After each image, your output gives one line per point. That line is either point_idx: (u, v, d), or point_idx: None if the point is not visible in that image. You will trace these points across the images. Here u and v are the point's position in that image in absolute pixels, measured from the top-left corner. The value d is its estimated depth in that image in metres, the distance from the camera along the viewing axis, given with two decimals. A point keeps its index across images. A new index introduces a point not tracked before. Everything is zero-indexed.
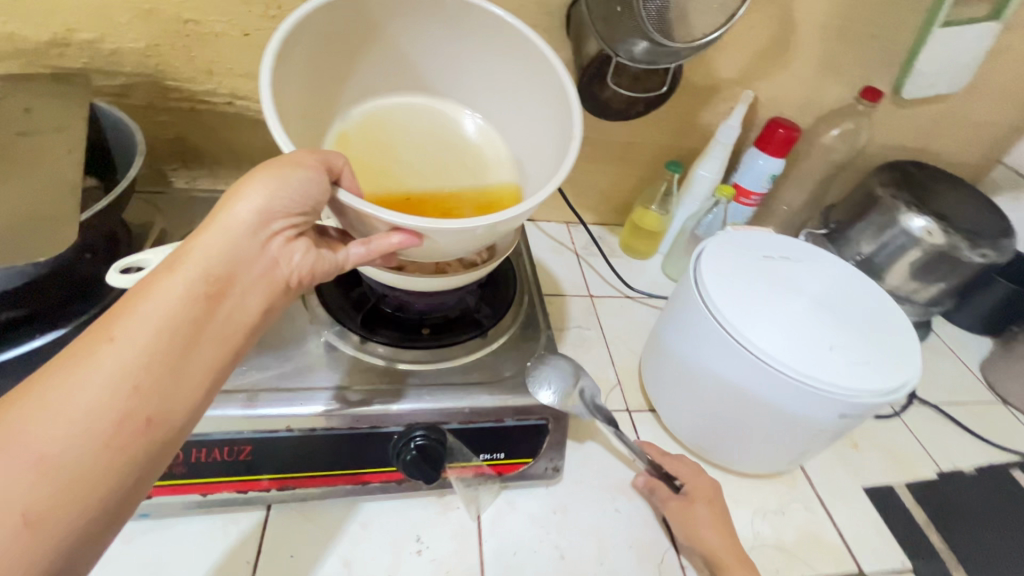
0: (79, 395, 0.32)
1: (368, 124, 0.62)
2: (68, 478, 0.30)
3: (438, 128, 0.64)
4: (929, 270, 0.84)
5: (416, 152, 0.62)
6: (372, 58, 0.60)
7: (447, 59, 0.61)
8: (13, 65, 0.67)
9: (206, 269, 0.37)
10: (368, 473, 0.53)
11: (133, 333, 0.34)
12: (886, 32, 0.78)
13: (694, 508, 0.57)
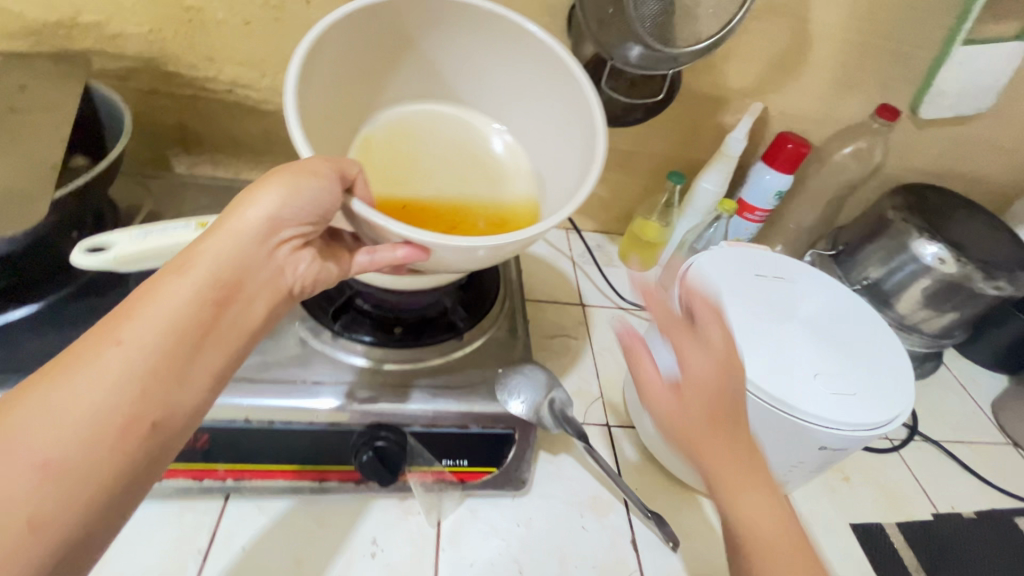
0: (83, 396, 0.31)
1: (392, 133, 0.61)
2: (76, 476, 0.30)
3: (463, 138, 0.63)
4: (941, 299, 0.79)
5: (440, 162, 0.61)
6: (399, 66, 0.59)
7: (472, 70, 0.61)
8: (21, 43, 0.69)
9: (215, 274, 0.37)
10: (325, 471, 0.52)
11: (138, 334, 0.34)
12: (904, 48, 0.75)
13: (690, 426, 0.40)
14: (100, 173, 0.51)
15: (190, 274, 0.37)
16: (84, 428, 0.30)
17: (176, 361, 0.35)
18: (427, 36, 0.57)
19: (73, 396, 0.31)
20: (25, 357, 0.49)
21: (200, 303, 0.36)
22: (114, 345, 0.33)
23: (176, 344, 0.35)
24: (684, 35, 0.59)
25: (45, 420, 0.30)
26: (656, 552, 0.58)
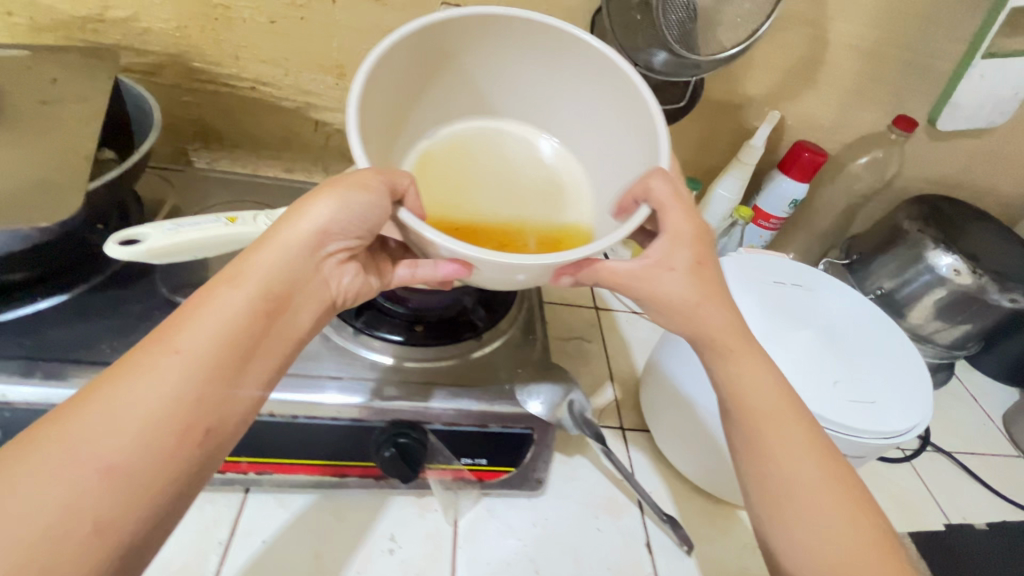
0: (142, 403, 0.32)
1: (448, 151, 0.55)
2: (136, 478, 0.30)
3: (522, 155, 0.57)
4: (955, 311, 0.79)
5: (497, 182, 0.55)
6: (452, 83, 0.53)
7: (532, 84, 0.53)
8: (50, 37, 0.70)
9: (266, 286, 0.38)
10: (346, 466, 0.53)
11: (195, 343, 0.34)
12: (923, 60, 0.75)
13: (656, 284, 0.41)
14: (129, 167, 0.52)
15: (244, 284, 0.37)
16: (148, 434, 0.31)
17: (229, 371, 0.35)
18: (481, 51, 0.51)
19: (135, 402, 0.31)
20: (53, 345, 0.49)
21: (256, 312, 0.37)
22: (174, 354, 0.34)
23: (232, 353, 0.36)
24: (709, 44, 0.59)
25: (109, 425, 0.30)
26: (671, 556, 0.58)
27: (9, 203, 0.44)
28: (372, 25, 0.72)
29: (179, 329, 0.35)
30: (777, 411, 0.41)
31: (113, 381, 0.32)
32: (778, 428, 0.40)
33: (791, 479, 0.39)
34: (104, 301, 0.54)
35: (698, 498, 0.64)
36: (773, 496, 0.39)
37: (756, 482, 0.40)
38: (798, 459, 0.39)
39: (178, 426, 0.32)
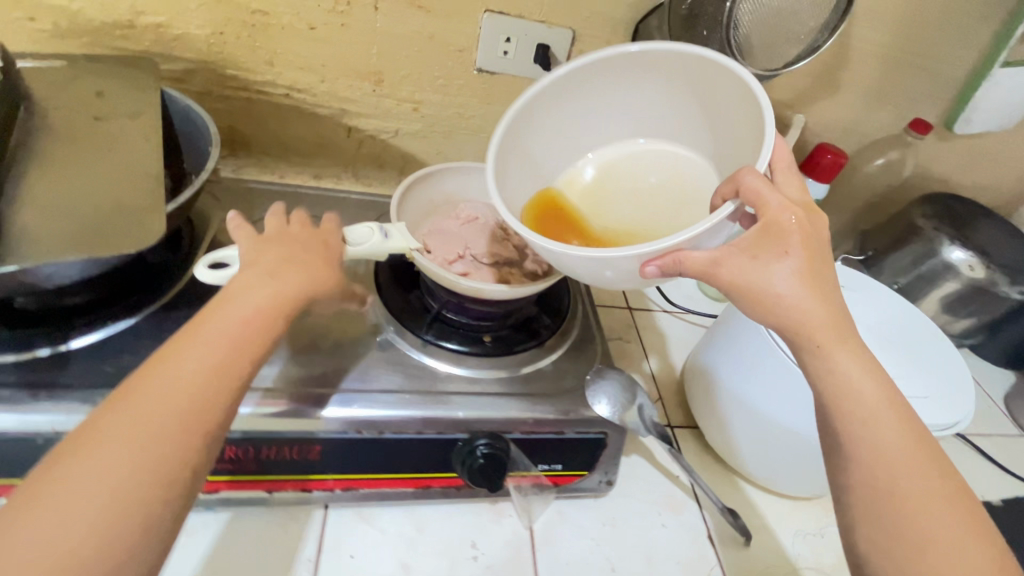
0: (156, 386, 0.36)
1: (583, 182, 0.54)
2: (165, 439, 0.34)
3: (659, 174, 0.52)
4: (964, 302, 0.85)
5: (636, 205, 0.52)
6: (581, 118, 0.53)
7: (660, 100, 0.52)
8: (76, 44, 0.67)
9: (284, 278, 0.43)
10: (430, 478, 0.54)
11: (221, 325, 0.39)
12: (937, 66, 0.79)
13: (745, 271, 0.42)
14: (199, 187, 0.51)
15: (269, 279, 0.43)
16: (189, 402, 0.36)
17: (253, 345, 0.40)
18: (602, 81, 0.51)
19: (174, 377, 0.37)
20: (133, 371, 0.48)
21: (277, 297, 0.42)
22: (205, 335, 0.39)
23: (257, 331, 0.40)
24: (768, 60, 0.61)
25: (158, 397, 0.36)
26: (733, 548, 0.61)
27: (92, 231, 0.43)
28: (415, 31, 0.71)
29: (209, 317, 0.40)
30: (881, 409, 0.40)
31: (154, 363, 0.37)
32: (881, 425, 0.40)
33: (892, 477, 0.38)
34: (173, 322, 0.53)
35: (747, 490, 0.67)
36: (870, 494, 0.38)
37: (855, 481, 0.39)
38: (902, 461, 0.39)
39: (215, 394, 0.37)
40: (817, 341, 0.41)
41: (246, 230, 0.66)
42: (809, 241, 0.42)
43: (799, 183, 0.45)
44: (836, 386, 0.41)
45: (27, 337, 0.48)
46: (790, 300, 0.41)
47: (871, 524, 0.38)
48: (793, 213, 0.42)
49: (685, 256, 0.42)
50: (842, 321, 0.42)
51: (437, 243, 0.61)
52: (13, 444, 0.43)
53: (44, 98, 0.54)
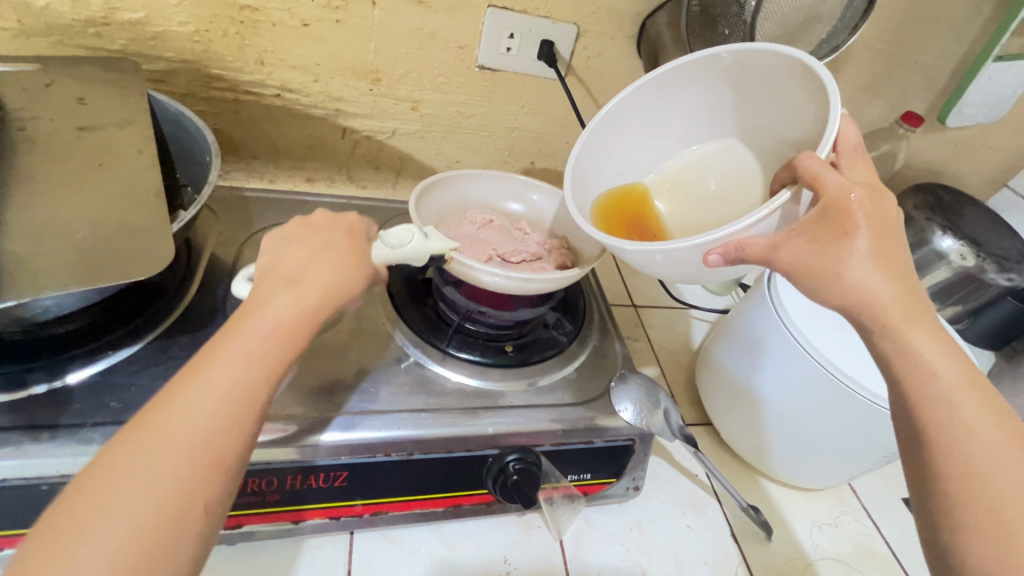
0: (178, 404, 0.31)
1: (657, 193, 0.57)
2: (178, 469, 0.29)
3: (730, 180, 0.52)
4: (953, 291, 0.88)
5: (703, 213, 0.53)
6: (663, 125, 0.56)
7: (738, 104, 0.52)
8: (40, 43, 0.59)
9: (309, 283, 0.38)
10: (460, 496, 0.53)
11: (242, 341, 0.34)
12: (929, 60, 0.81)
13: (814, 252, 0.39)
14: (203, 202, 0.47)
15: (290, 284, 0.37)
16: (208, 432, 0.30)
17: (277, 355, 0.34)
18: (683, 86, 0.53)
19: (194, 402, 0.31)
20: (143, 403, 0.45)
21: (305, 307, 0.36)
22: (229, 352, 0.33)
23: (283, 344, 0.35)
24: None
25: (172, 426, 0.30)
26: (756, 542, 0.61)
27: (94, 257, 0.39)
28: (415, 28, 0.67)
29: (231, 333, 0.34)
30: (963, 391, 0.35)
31: (173, 388, 0.32)
32: (965, 409, 0.34)
33: (986, 467, 0.32)
34: (182, 347, 0.50)
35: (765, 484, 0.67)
36: (959, 486, 0.32)
37: (935, 473, 0.33)
38: (996, 449, 0.33)
39: (235, 420, 0.32)
40: (884, 319, 0.37)
41: (246, 241, 0.63)
42: (877, 222, 0.39)
43: (866, 166, 0.43)
44: (910, 369, 0.36)
45: (19, 372, 0.44)
46: (855, 278, 0.38)
47: (954, 524, 0.32)
48: (855, 192, 0.39)
49: (745, 242, 0.41)
50: (914, 300, 0.38)
51: (465, 246, 0.59)
52: (15, 492, 0.40)
53: (18, 106, 0.49)
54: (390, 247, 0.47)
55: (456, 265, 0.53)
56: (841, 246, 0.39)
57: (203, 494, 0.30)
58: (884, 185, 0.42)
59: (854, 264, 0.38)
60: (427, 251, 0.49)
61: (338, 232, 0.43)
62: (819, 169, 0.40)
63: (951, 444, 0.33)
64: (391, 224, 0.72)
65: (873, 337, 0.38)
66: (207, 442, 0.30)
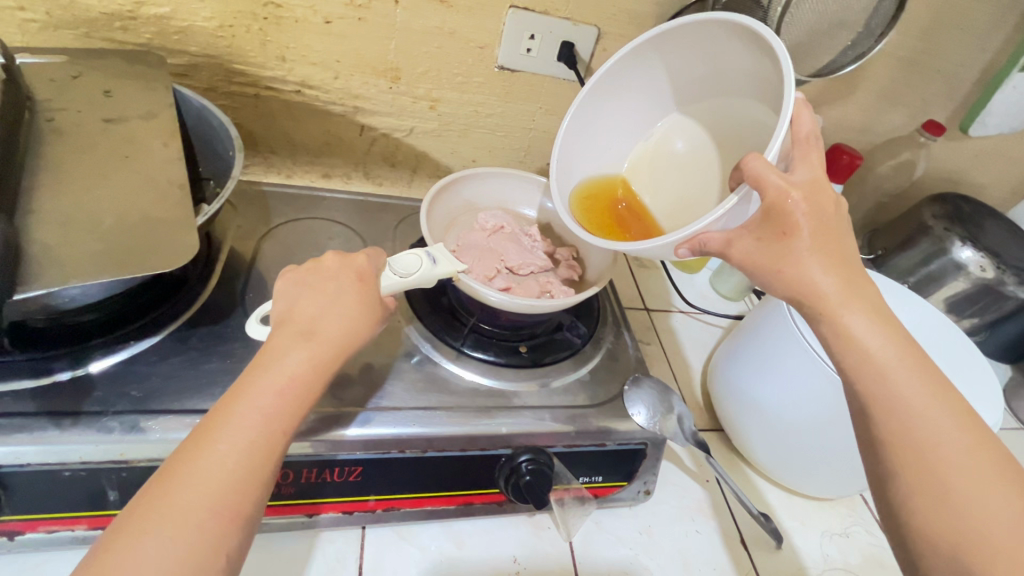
0: (203, 455, 0.31)
1: (632, 169, 0.60)
2: (201, 518, 0.30)
3: (698, 143, 0.56)
4: (971, 301, 0.87)
5: (679, 178, 0.57)
6: (631, 103, 0.58)
7: (698, 70, 0.54)
8: (67, 36, 0.60)
9: (321, 335, 0.37)
10: (473, 494, 0.53)
11: (262, 390, 0.34)
12: (952, 68, 0.80)
13: (771, 246, 0.43)
14: (226, 196, 0.48)
15: (306, 337, 0.37)
16: (225, 494, 0.31)
17: (301, 389, 0.35)
18: (646, 62, 0.55)
19: (210, 463, 0.31)
20: (163, 393, 0.46)
21: (316, 362, 0.36)
22: (239, 411, 0.33)
23: (305, 389, 0.35)
24: (808, 63, 0.63)
25: (189, 490, 0.30)
26: (766, 550, 0.61)
27: (120, 247, 0.40)
28: (435, 27, 0.67)
29: (240, 391, 0.34)
30: (898, 367, 0.38)
31: (185, 449, 0.32)
32: (901, 382, 0.38)
33: (925, 435, 0.36)
34: (200, 338, 0.51)
35: (773, 490, 0.67)
36: (906, 455, 0.36)
37: (892, 451, 0.36)
38: (933, 418, 0.36)
39: (253, 470, 0.32)
40: (823, 308, 0.41)
41: (265, 235, 0.63)
42: (818, 217, 0.42)
43: (817, 157, 0.44)
44: (850, 355, 0.39)
45: (43, 359, 0.45)
46: (799, 271, 0.41)
47: (906, 495, 0.35)
48: (794, 193, 0.41)
49: (706, 238, 0.45)
50: (851, 287, 0.41)
51: (473, 264, 0.59)
52: (39, 477, 0.40)
53: (45, 98, 0.49)
54: (398, 277, 0.46)
55: (461, 283, 0.54)
56: (781, 247, 0.42)
57: (224, 543, 0.30)
58: (826, 179, 0.43)
59: (794, 262, 0.42)
60: (435, 277, 0.48)
61: (349, 270, 0.42)
62: (761, 172, 0.41)
63: (890, 419, 0.37)
64: (406, 222, 0.72)
65: (818, 327, 0.41)
66: (223, 503, 0.30)
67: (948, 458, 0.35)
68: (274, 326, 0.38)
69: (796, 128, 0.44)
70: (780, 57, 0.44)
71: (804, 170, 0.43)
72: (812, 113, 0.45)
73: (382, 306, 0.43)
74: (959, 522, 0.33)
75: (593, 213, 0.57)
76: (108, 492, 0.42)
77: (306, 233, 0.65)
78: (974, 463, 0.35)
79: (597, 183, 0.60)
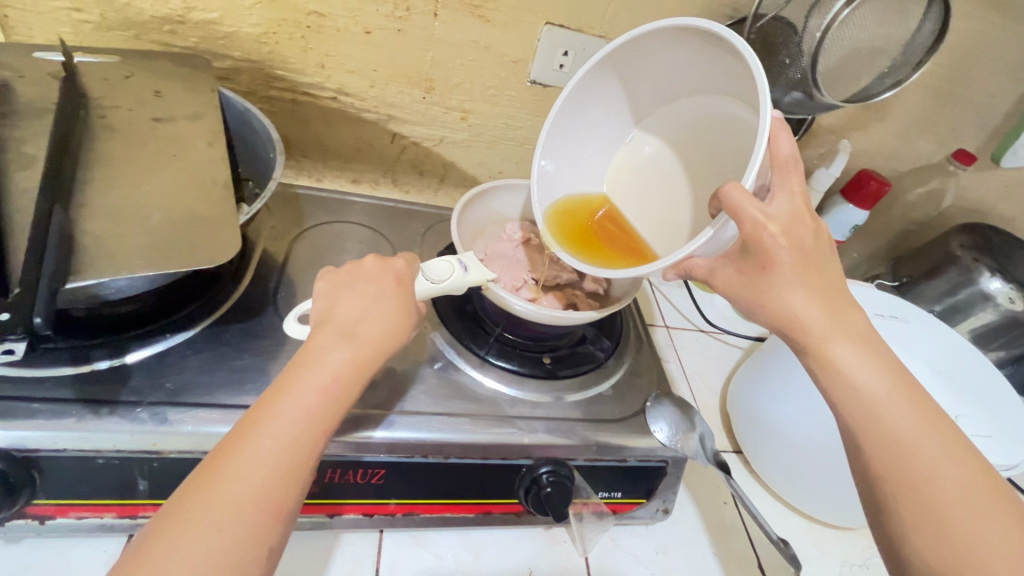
0: (248, 452, 0.32)
1: (612, 174, 0.61)
2: (242, 517, 0.30)
3: (677, 138, 0.56)
4: (998, 334, 0.86)
5: (661, 176, 0.58)
6: (603, 116, 0.58)
7: (661, 71, 0.54)
8: (119, 37, 0.62)
9: (362, 337, 0.38)
10: (492, 504, 0.53)
11: (303, 391, 0.35)
12: (986, 99, 0.79)
13: (761, 274, 0.42)
14: (268, 197, 0.49)
15: (348, 338, 0.38)
16: (267, 490, 0.31)
17: (344, 392, 0.36)
18: (610, 73, 0.55)
19: (252, 460, 0.32)
20: (195, 387, 0.46)
21: (356, 365, 0.37)
22: (284, 409, 0.34)
23: (344, 394, 0.36)
24: (842, 87, 0.64)
25: (235, 483, 0.31)
26: None
27: (166, 242, 0.41)
28: (471, 41, 0.68)
29: (283, 388, 0.35)
30: (898, 406, 0.38)
31: (230, 442, 0.32)
32: (892, 412, 0.38)
33: (917, 466, 0.37)
34: (233, 335, 0.52)
35: (792, 517, 0.66)
36: (903, 489, 0.36)
37: (892, 491, 0.37)
38: (923, 446, 0.37)
39: (293, 470, 0.32)
40: (810, 342, 0.41)
41: (296, 237, 0.65)
42: (799, 249, 0.42)
43: (796, 183, 0.43)
44: (840, 391, 0.40)
45: (83, 346, 0.45)
46: (787, 302, 0.41)
47: (900, 519, 0.36)
48: (771, 227, 0.40)
49: (691, 266, 0.45)
50: (839, 320, 0.41)
51: (502, 272, 0.60)
52: (71, 463, 0.41)
53: (98, 96, 0.51)
54: (430, 282, 0.47)
55: (489, 292, 0.54)
56: (761, 282, 0.42)
57: (262, 540, 0.30)
58: (806, 209, 0.42)
59: (774, 296, 0.42)
60: (466, 284, 0.48)
61: (388, 275, 0.42)
62: (738, 206, 0.40)
63: (883, 451, 0.37)
64: (434, 230, 0.73)
65: (807, 360, 0.42)
66: (268, 496, 0.31)
67: (949, 499, 0.35)
68: (315, 326, 0.39)
69: (775, 150, 0.43)
70: (747, 60, 0.44)
71: (783, 201, 0.42)
72: (790, 132, 0.43)
73: (417, 311, 0.43)
74: (958, 556, 0.34)
75: (572, 230, 0.58)
76: (138, 481, 0.43)
77: (336, 237, 0.66)
78: (965, 491, 0.36)
79: (577, 195, 0.61)
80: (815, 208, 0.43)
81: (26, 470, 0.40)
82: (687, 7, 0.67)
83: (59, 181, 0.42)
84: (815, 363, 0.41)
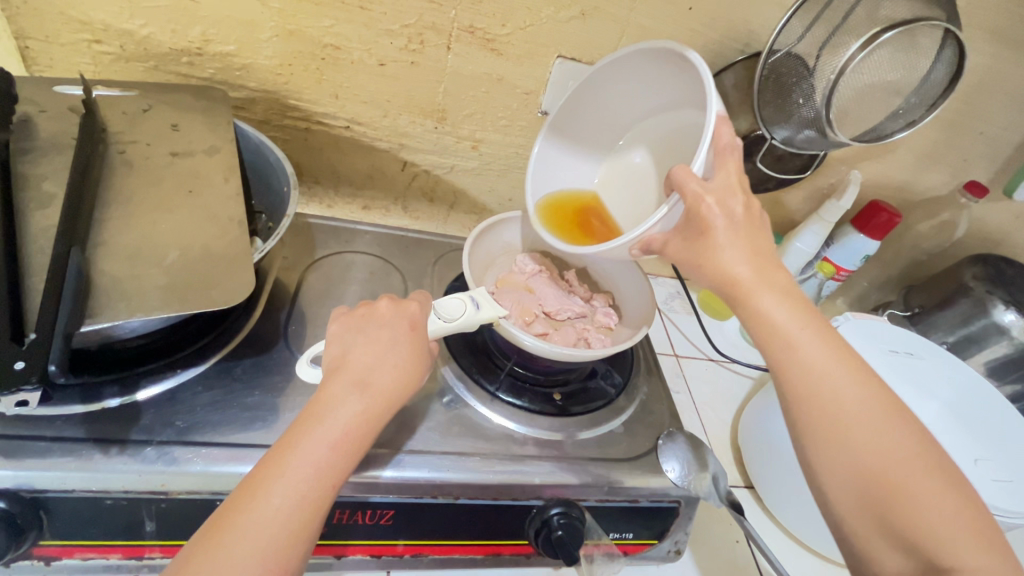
0: (258, 506, 0.31)
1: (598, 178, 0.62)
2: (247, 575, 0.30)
3: (659, 150, 0.57)
4: (1013, 367, 0.84)
5: (640, 183, 0.58)
6: (597, 126, 0.60)
7: (631, 90, 0.57)
8: (138, 67, 0.63)
9: (375, 387, 0.38)
10: (502, 544, 0.52)
11: (313, 446, 0.34)
12: (998, 131, 0.79)
13: (702, 241, 0.45)
14: (283, 233, 0.48)
15: (361, 388, 0.37)
16: (273, 550, 0.31)
17: (355, 447, 0.35)
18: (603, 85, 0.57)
19: (260, 517, 0.31)
20: (205, 425, 0.46)
21: (367, 417, 0.36)
22: (295, 464, 0.33)
23: (353, 448, 0.35)
24: (857, 125, 0.64)
25: (243, 541, 0.30)
26: None
27: (183, 282, 0.41)
28: (484, 73, 0.69)
29: (293, 442, 0.34)
30: (812, 343, 0.42)
31: (240, 498, 0.32)
32: (808, 349, 0.41)
33: (834, 404, 0.40)
34: (244, 370, 0.51)
35: (807, 557, 0.65)
36: (818, 416, 0.40)
37: (815, 428, 0.40)
38: (835, 378, 0.40)
39: (300, 529, 0.32)
40: (738, 293, 0.44)
41: (308, 267, 0.65)
42: (731, 219, 0.45)
43: (734, 166, 0.45)
44: (764, 333, 0.43)
45: (93, 385, 0.45)
46: (722, 259, 0.44)
47: (819, 447, 0.40)
48: (707, 199, 0.44)
49: (650, 239, 0.48)
50: (765, 274, 0.44)
51: (513, 306, 0.59)
52: (81, 503, 0.41)
53: (117, 130, 0.52)
54: (442, 321, 0.46)
55: (499, 328, 0.54)
56: (701, 246, 0.45)
57: None
58: (740, 185, 0.45)
59: (709, 257, 0.45)
60: (478, 323, 0.48)
61: (402, 318, 0.43)
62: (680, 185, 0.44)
63: (802, 395, 0.41)
64: (444, 258, 0.73)
65: (736, 308, 0.45)
66: (271, 557, 0.31)
67: (859, 423, 0.39)
68: (328, 372, 0.39)
69: (715, 138, 0.45)
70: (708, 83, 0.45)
71: (719, 177, 0.45)
72: (730, 125, 0.46)
73: (428, 352, 0.44)
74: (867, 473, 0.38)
75: (561, 220, 0.59)
76: (146, 522, 0.42)
77: (347, 268, 0.66)
78: (871, 414, 0.39)
79: (570, 191, 0.62)
80: (748, 184, 0.46)
81: (34, 510, 0.40)
82: (698, 41, 0.68)
83: (77, 219, 0.42)
84: (744, 312, 0.44)
